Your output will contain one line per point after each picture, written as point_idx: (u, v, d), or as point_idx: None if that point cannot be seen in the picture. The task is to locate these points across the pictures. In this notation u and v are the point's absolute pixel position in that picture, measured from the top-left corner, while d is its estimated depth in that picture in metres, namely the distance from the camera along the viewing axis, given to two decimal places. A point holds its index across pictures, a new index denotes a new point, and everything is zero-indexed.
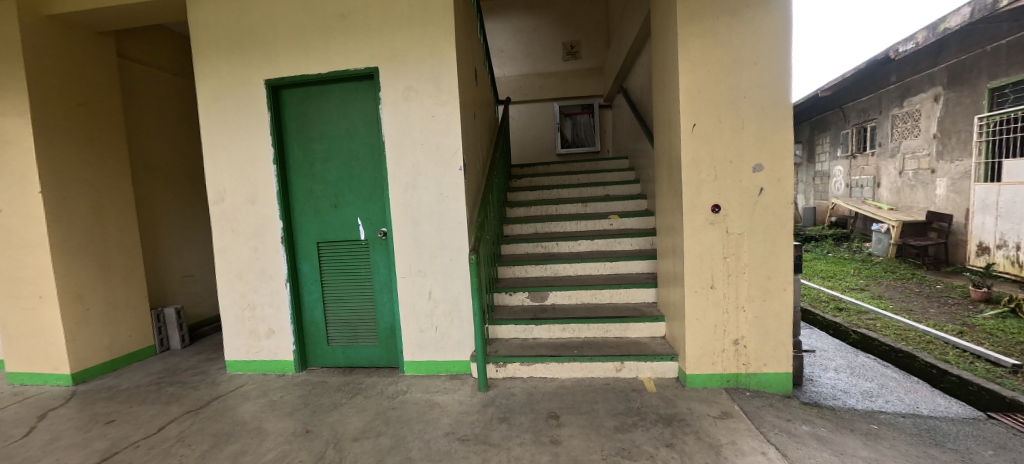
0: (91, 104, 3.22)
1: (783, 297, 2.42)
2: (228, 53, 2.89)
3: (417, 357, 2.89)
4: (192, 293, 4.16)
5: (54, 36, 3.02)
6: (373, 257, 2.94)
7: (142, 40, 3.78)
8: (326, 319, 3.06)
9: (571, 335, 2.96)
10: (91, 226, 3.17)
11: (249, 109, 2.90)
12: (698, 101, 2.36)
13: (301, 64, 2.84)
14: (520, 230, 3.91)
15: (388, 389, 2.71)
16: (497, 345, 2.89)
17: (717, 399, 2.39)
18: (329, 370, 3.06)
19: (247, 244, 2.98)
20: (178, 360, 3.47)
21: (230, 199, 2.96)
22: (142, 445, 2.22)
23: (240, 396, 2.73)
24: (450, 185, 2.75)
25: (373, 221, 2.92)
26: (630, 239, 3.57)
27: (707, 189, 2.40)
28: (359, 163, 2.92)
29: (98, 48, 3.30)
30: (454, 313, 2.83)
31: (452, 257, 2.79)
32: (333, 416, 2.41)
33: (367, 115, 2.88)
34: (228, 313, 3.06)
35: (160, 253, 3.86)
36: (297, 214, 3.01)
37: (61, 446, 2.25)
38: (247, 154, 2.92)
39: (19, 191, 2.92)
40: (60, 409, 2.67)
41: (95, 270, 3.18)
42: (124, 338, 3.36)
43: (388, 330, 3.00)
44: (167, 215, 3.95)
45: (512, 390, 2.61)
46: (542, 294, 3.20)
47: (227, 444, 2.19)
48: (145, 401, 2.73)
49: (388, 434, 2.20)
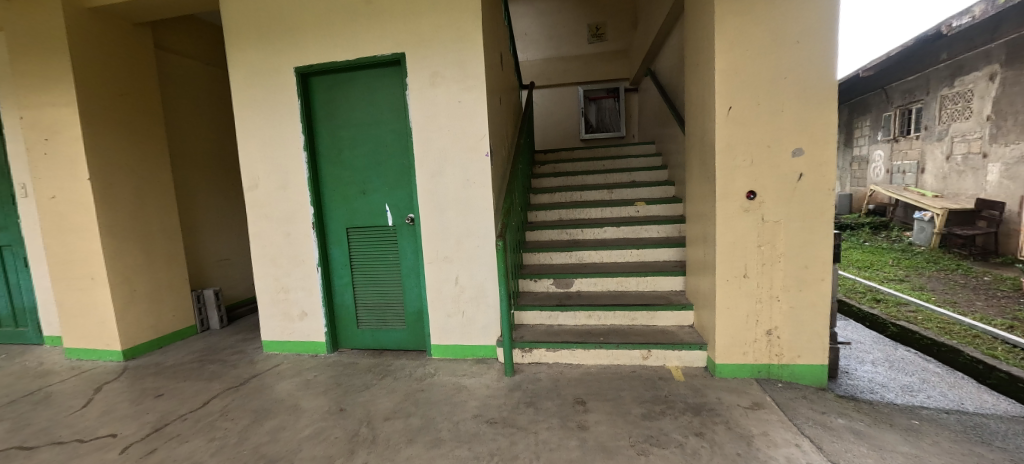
0: (131, 94, 3.34)
1: (820, 287, 2.33)
2: (259, 42, 2.94)
3: (444, 341, 2.94)
4: (229, 277, 4.33)
5: (96, 28, 3.13)
6: (402, 242, 2.98)
7: (178, 31, 3.87)
8: (356, 303, 3.14)
9: (597, 322, 2.94)
10: (134, 212, 3.33)
11: (279, 97, 2.95)
12: (736, 84, 2.26)
13: (330, 51, 2.85)
14: (544, 217, 3.88)
15: (416, 371, 2.77)
16: (523, 331, 2.91)
17: (747, 389, 2.34)
18: (359, 351, 3.16)
19: (280, 230, 3.07)
20: (217, 339, 3.64)
21: (263, 185, 3.05)
22: (188, 418, 2.36)
23: (277, 375, 2.85)
24: (476, 171, 2.74)
25: (401, 207, 2.95)
26: (656, 226, 3.48)
27: (742, 174, 2.32)
28: (386, 149, 2.94)
29: (136, 40, 3.40)
30: (480, 299, 2.84)
31: (479, 244, 2.80)
32: (364, 396, 2.49)
33: (394, 101, 2.88)
34: (264, 295, 3.18)
35: (198, 237, 4.02)
36: (327, 201, 3.07)
37: (116, 417, 2.41)
38: (278, 141, 2.99)
39: (69, 178, 3.08)
40: (114, 383, 2.86)
41: (140, 254, 3.35)
42: (168, 318, 3.55)
43: (415, 314, 3.05)
44: (203, 202, 4.09)
45: (538, 375, 2.63)
46: (567, 281, 3.17)
47: (266, 419, 2.30)
48: (189, 377, 2.89)
49: (418, 415, 2.27)
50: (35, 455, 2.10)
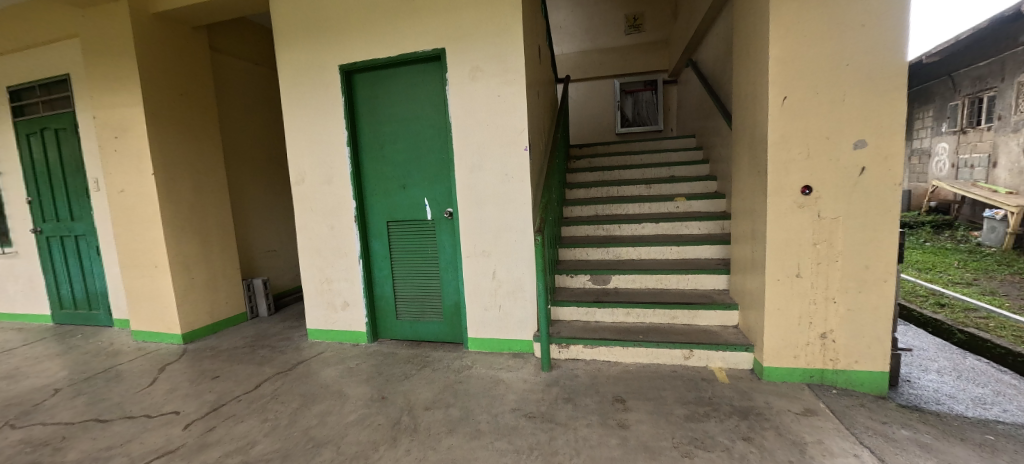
0: (189, 93, 3.54)
1: (883, 289, 2.17)
2: (306, 42, 3.04)
3: (481, 334, 2.97)
4: (275, 267, 4.54)
5: (160, 32, 3.34)
6: (440, 236, 3.02)
7: (231, 34, 4.08)
8: (395, 294, 3.22)
9: (635, 320, 2.89)
10: (192, 205, 3.54)
11: (324, 94, 3.05)
12: (792, 72, 2.14)
13: (373, 48, 2.91)
14: (580, 212, 3.84)
15: (454, 363, 2.82)
16: (560, 327, 2.89)
17: (798, 395, 2.23)
18: (398, 342, 3.24)
19: (324, 223, 3.18)
20: (265, 326, 3.84)
21: (309, 179, 3.17)
22: (243, 400, 2.50)
23: (322, 362, 2.97)
24: (515, 165, 2.73)
25: (440, 202, 2.99)
26: (697, 222, 3.36)
27: (797, 167, 2.19)
28: (426, 144, 2.98)
29: (194, 43, 3.60)
30: (517, 293, 2.84)
31: (517, 239, 2.79)
32: (405, 386, 2.56)
33: (434, 96, 2.91)
34: (309, 286, 3.31)
35: (248, 229, 4.24)
36: (369, 195, 3.16)
37: (179, 395, 2.59)
38: (323, 137, 3.09)
39: (136, 173, 3.31)
40: (176, 364, 3.07)
41: (197, 245, 3.57)
42: (222, 305, 3.77)
43: (453, 307, 3.09)
44: (253, 196, 4.30)
45: (576, 371, 2.61)
46: (605, 277, 3.13)
47: (313, 404, 2.41)
48: (242, 361, 3.06)
49: (457, 406, 2.30)
50: (110, 427, 2.29)
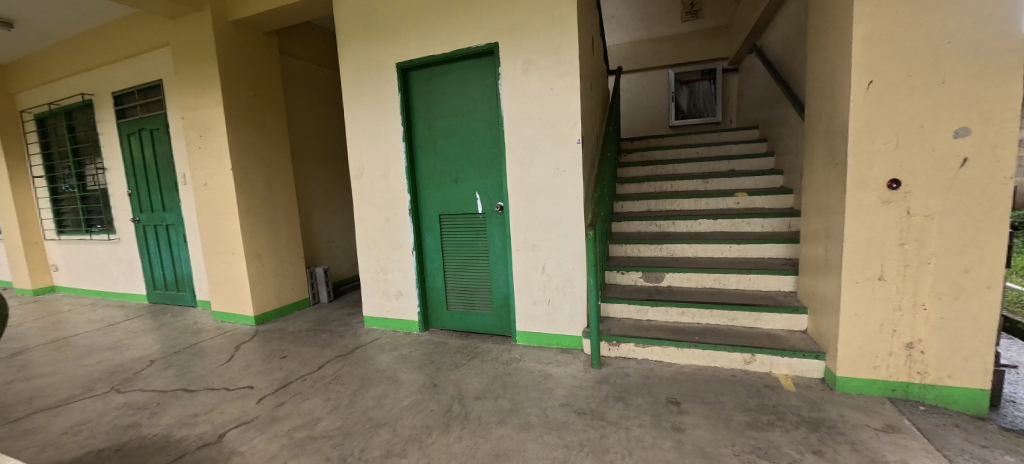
0: (262, 94, 3.83)
1: (987, 297, 1.92)
2: (367, 42, 3.18)
3: (530, 328, 2.98)
4: (335, 257, 4.83)
5: (237, 38, 3.63)
6: (491, 229, 3.06)
7: (298, 37, 4.35)
8: (446, 286, 3.31)
9: (690, 320, 2.77)
10: (264, 198, 3.84)
11: (383, 92, 3.17)
12: (880, 53, 1.93)
13: (428, 45, 2.99)
14: (631, 207, 3.73)
15: (503, 355, 2.85)
16: (610, 324, 2.84)
17: (878, 409, 2.04)
18: (448, 332, 3.34)
19: (381, 215, 3.33)
20: (326, 312, 4.10)
21: (367, 174, 3.32)
22: (308, 379, 2.69)
23: (377, 348, 3.12)
24: (567, 158, 2.69)
25: (491, 195, 3.03)
26: (760, 219, 3.15)
27: (883, 159, 1.98)
28: (478, 139, 3.02)
29: (266, 48, 3.88)
30: (567, 288, 2.82)
31: (568, 233, 2.77)
32: (456, 375, 2.63)
33: (487, 91, 2.94)
34: (366, 275, 3.49)
35: (312, 221, 4.53)
36: (422, 188, 3.26)
37: (253, 372, 2.83)
38: (381, 133, 3.23)
39: (217, 168, 3.64)
40: (249, 343, 3.36)
41: (268, 234, 3.87)
42: (288, 291, 4.07)
43: (502, 300, 3.13)
44: (316, 189, 4.59)
45: (626, 370, 2.55)
46: (658, 275, 3.02)
47: (371, 387, 2.54)
48: (306, 343, 3.29)
49: (506, 397, 2.33)
50: (197, 396, 2.55)
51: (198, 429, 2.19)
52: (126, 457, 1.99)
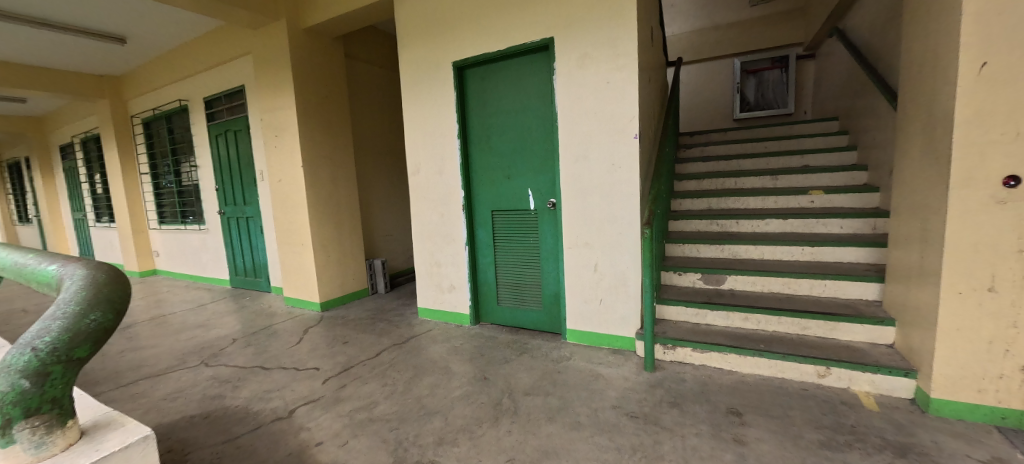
0: (329, 96, 4.10)
1: None
2: (425, 43, 3.29)
3: (580, 326, 2.95)
4: (392, 250, 5.07)
5: (309, 45, 3.91)
6: (542, 226, 3.06)
7: (362, 41, 4.60)
8: (497, 281, 3.35)
9: (755, 327, 2.59)
10: (330, 193, 4.11)
11: (439, 90, 3.27)
12: (998, 30, 1.67)
13: (484, 43, 3.03)
14: (690, 205, 3.55)
15: (553, 353, 2.85)
16: (665, 326, 2.73)
17: (984, 439, 1.78)
18: (498, 326, 3.39)
19: (436, 210, 3.44)
20: (383, 302, 4.32)
21: (424, 170, 3.44)
22: (367, 364, 2.86)
23: (431, 338, 3.25)
24: (623, 154, 2.62)
25: (543, 192, 3.02)
26: (839, 219, 2.86)
27: (999, 153, 1.72)
28: (531, 135, 3.02)
29: (334, 52, 4.14)
30: (620, 288, 2.75)
31: (622, 231, 2.69)
32: (506, 369, 2.66)
33: (541, 87, 2.93)
34: (421, 268, 3.62)
35: (372, 216, 4.79)
36: (476, 185, 3.33)
37: (319, 354, 3.06)
38: (437, 131, 3.33)
39: (290, 165, 3.96)
40: (316, 328, 3.63)
41: (333, 227, 4.14)
42: (349, 280, 4.34)
43: (552, 297, 3.11)
44: (376, 185, 4.84)
45: (682, 375, 2.44)
46: (719, 277, 2.85)
47: (425, 376, 2.64)
48: (366, 331, 3.49)
49: (556, 395, 2.32)
50: (272, 373, 2.80)
51: (272, 404, 2.40)
52: (213, 424, 2.23)
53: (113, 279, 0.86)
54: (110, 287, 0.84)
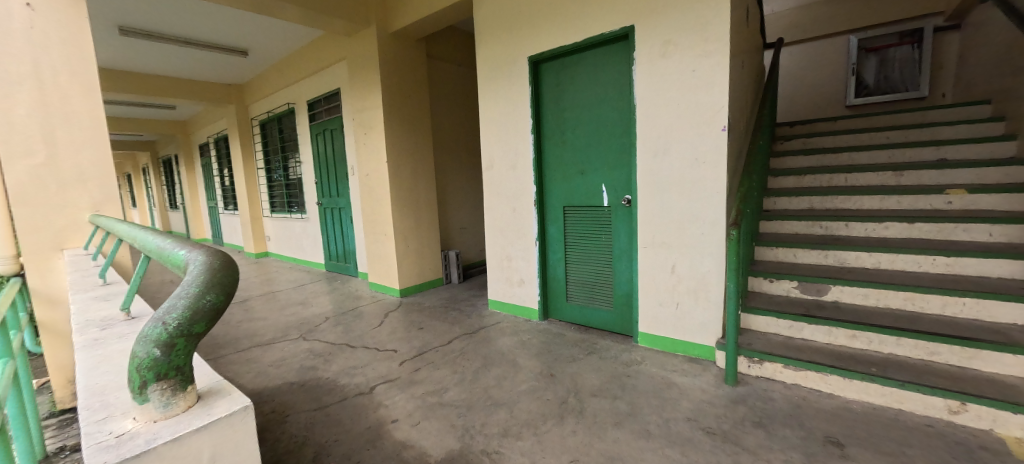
0: (412, 95, 4.34)
1: None
2: (502, 39, 3.32)
3: (654, 330, 2.79)
4: (465, 242, 5.26)
5: (395, 48, 4.17)
6: (616, 223, 2.94)
7: (443, 41, 4.80)
8: (567, 278, 3.31)
9: (866, 347, 2.23)
10: (410, 187, 4.37)
11: (515, 86, 3.29)
12: None
13: (560, 36, 2.98)
14: (787, 204, 3.17)
15: (622, 355, 2.74)
16: (751, 338, 2.48)
17: None
18: (566, 324, 3.35)
19: (508, 205, 3.49)
20: (456, 291, 4.51)
21: (497, 166, 3.51)
22: (440, 351, 3.00)
23: (499, 330, 3.32)
24: (709, 147, 2.41)
25: (618, 188, 2.90)
26: (988, 225, 2.34)
27: None
28: (607, 129, 2.91)
29: (417, 53, 4.38)
30: (700, 292, 2.54)
31: (705, 232, 2.48)
32: (572, 368, 2.62)
33: (619, 78, 2.80)
34: (493, 261, 3.71)
35: (447, 209, 5.01)
36: (548, 180, 3.31)
37: (397, 337, 3.29)
38: (511, 126, 3.36)
39: (376, 161, 4.28)
40: (395, 312, 3.91)
41: (412, 219, 4.41)
42: (426, 270, 4.60)
43: (624, 298, 2.99)
44: (452, 180, 5.05)
45: (771, 393, 2.20)
46: (821, 287, 2.51)
47: (492, 367, 2.70)
48: (439, 319, 3.68)
49: (624, 400, 2.23)
50: (357, 351, 3.08)
51: (356, 379, 2.63)
52: (308, 392, 2.51)
53: (225, 259, 0.66)
54: (221, 269, 0.64)
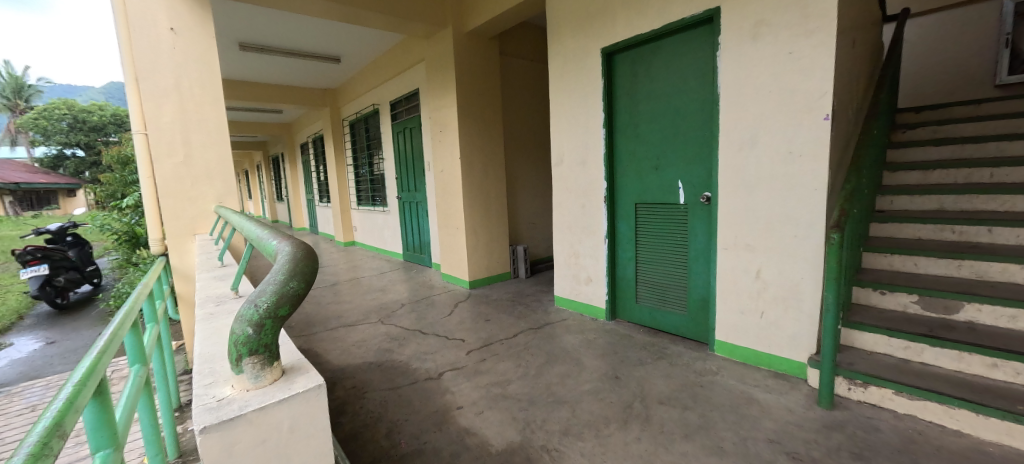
0: (484, 93, 4.45)
1: None
2: (574, 32, 3.26)
3: (734, 339, 2.56)
4: (533, 237, 5.29)
5: (470, 47, 4.30)
6: (693, 222, 2.74)
7: (516, 38, 4.83)
8: (637, 278, 3.17)
9: (1014, 380, 1.82)
10: (480, 182, 4.50)
11: (587, 79, 3.21)
12: None
13: (637, 24, 2.84)
14: (909, 204, 2.69)
15: (696, 364, 2.56)
16: (854, 357, 2.16)
17: None
18: (635, 326, 3.21)
19: (577, 201, 3.43)
20: (523, 286, 4.57)
21: (567, 161, 3.46)
22: (505, 343, 3.06)
23: (565, 328, 3.29)
24: (806, 139, 2.13)
25: (697, 185, 2.69)
26: None
27: None
28: (685, 120, 2.72)
29: (491, 51, 4.47)
30: (791, 302, 2.27)
31: (798, 234, 2.21)
32: (639, 372, 2.51)
33: (701, 65, 2.59)
34: (560, 257, 3.68)
35: (516, 204, 5.08)
36: (619, 176, 3.18)
37: (465, 327, 3.42)
38: (582, 121, 3.29)
39: (450, 158, 4.47)
40: (464, 303, 4.07)
41: (482, 214, 4.53)
42: (494, 263, 4.71)
43: (700, 302, 2.78)
44: (521, 175, 5.09)
45: (877, 423, 1.90)
46: (951, 304, 2.10)
47: (556, 363, 2.69)
48: (505, 312, 3.75)
49: (696, 411, 2.08)
50: (429, 338, 3.26)
51: (426, 364, 2.79)
52: (385, 372, 2.72)
53: (307, 250, 0.73)
54: (304, 259, 0.71)
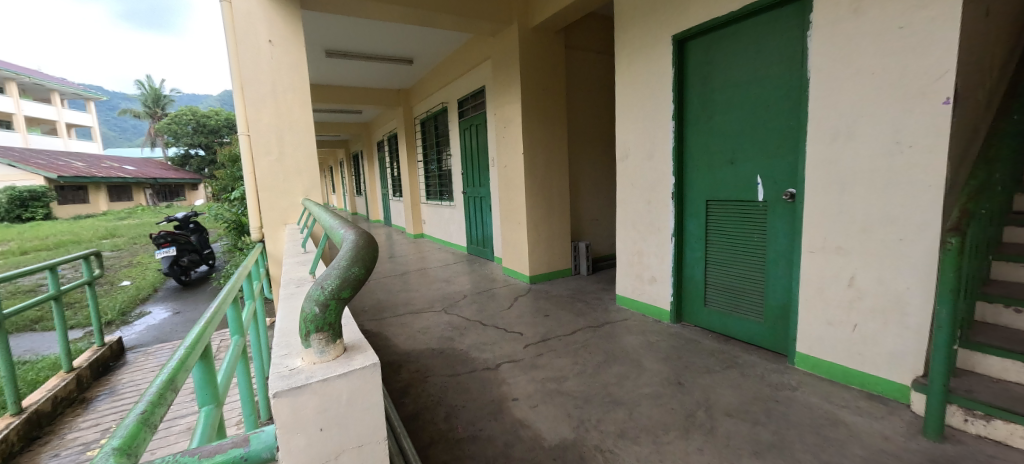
0: (548, 88, 4.43)
1: None
2: (643, 20, 3.11)
3: (819, 353, 2.30)
4: (596, 234, 5.18)
5: (534, 42, 4.29)
6: (773, 221, 2.50)
7: (582, 30, 4.73)
8: (706, 280, 2.97)
9: None
10: (543, 178, 4.50)
11: (656, 69, 3.05)
12: None
13: (713, 7, 2.64)
14: None
15: (772, 376, 2.34)
16: (975, 384, 1.82)
17: None
18: (702, 330, 3.02)
19: (642, 198, 3.29)
20: (583, 283, 4.50)
21: (632, 156, 3.33)
22: (562, 340, 3.05)
23: (625, 328, 3.19)
24: (920, 127, 1.83)
25: (779, 180, 2.45)
26: None
27: None
28: (767, 110, 2.47)
29: (556, 45, 4.42)
30: (892, 315, 1.98)
31: (905, 237, 1.91)
32: (705, 380, 2.36)
33: (788, 48, 2.34)
34: (622, 255, 3.56)
35: (579, 200, 5.00)
36: (689, 171, 3.00)
37: (524, 321, 3.46)
38: (649, 113, 3.14)
39: (513, 153, 4.53)
40: (524, 297, 4.12)
41: (544, 209, 4.54)
42: (555, 259, 4.70)
43: (779, 309, 2.54)
44: (585, 171, 5.00)
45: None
46: None
47: (614, 364, 2.63)
48: (565, 308, 3.73)
49: (769, 428, 1.91)
50: (488, 329, 3.36)
51: (485, 355, 2.88)
52: (446, 359, 2.85)
53: (367, 239, 0.80)
54: (364, 247, 0.78)
